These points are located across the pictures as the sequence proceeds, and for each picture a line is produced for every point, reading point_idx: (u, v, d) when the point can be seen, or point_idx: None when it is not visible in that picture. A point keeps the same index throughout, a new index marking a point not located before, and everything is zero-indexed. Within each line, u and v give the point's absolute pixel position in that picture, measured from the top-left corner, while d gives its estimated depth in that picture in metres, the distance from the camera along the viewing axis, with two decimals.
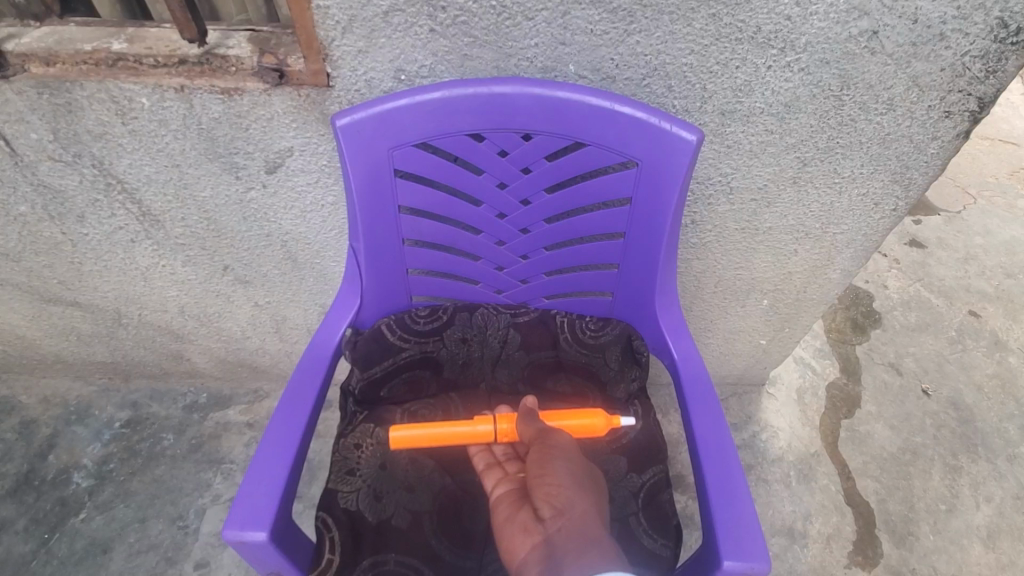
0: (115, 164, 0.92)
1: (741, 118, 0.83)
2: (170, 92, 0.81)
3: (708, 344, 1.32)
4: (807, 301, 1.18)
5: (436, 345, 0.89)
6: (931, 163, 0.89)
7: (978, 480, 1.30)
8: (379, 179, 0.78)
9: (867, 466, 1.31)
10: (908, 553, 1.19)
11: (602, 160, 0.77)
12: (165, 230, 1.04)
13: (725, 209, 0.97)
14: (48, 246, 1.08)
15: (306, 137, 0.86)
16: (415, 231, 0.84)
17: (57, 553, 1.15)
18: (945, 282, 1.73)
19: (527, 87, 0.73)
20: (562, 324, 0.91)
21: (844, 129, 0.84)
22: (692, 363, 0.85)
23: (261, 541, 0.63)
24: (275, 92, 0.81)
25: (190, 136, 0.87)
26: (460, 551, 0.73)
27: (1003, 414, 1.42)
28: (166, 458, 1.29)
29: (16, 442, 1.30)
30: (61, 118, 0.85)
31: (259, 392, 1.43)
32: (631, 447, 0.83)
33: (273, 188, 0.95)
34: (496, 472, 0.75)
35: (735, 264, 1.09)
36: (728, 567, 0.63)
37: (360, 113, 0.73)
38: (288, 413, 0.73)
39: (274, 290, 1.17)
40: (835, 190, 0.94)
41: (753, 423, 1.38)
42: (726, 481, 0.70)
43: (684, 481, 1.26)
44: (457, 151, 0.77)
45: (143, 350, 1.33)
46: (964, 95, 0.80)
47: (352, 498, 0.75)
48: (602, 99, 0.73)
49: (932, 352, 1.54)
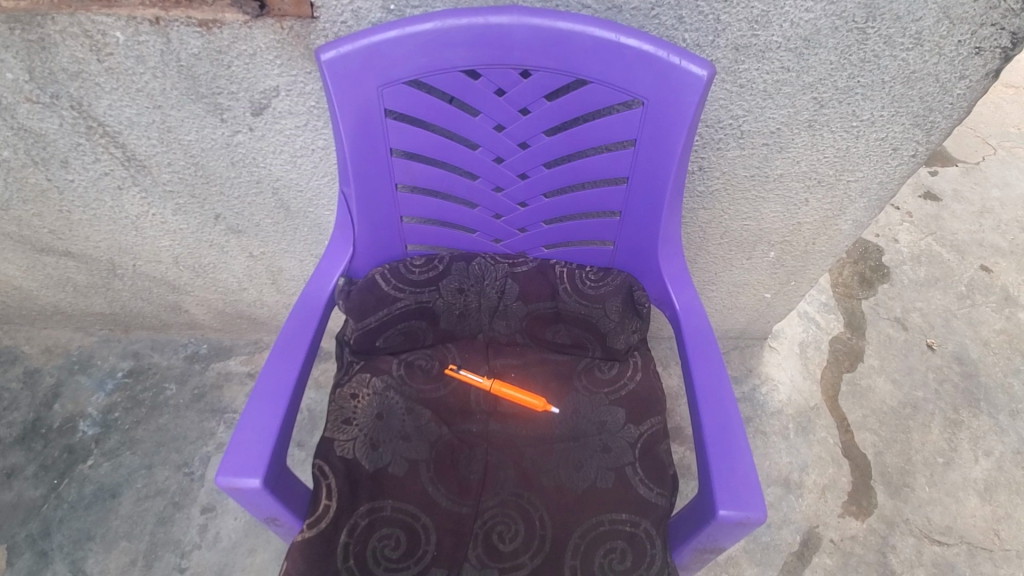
0: (94, 105, 0.87)
1: (756, 53, 0.77)
2: (145, 24, 0.76)
3: (710, 297, 1.30)
4: (816, 254, 1.15)
5: (432, 296, 0.86)
6: (955, 106, 0.83)
7: (978, 435, 1.30)
8: (369, 121, 0.74)
9: (867, 419, 1.31)
10: (902, 504, 1.20)
11: (606, 99, 0.73)
12: (152, 175, 1.00)
13: (735, 154, 0.93)
14: (35, 193, 1.04)
15: (291, 75, 0.82)
16: (409, 176, 0.81)
17: (67, 498, 1.17)
18: (957, 237, 1.68)
19: (525, 17, 0.68)
20: (561, 275, 0.89)
21: (866, 66, 0.79)
22: (694, 315, 0.83)
23: (256, 488, 0.62)
24: (256, 25, 0.75)
25: (170, 74, 0.82)
26: (456, 498, 0.74)
27: (1009, 369, 1.41)
28: (169, 408, 1.30)
29: (21, 391, 1.31)
30: (35, 56, 0.80)
31: (260, 343, 1.43)
32: (630, 398, 0.83)
33: (260, 131, 0.90)
34: (494, 441, 0.80)
35: (743, 214, 1.05)
36: (723, 516, 0.63)
37: (346, 46, 0.68)
38: (282, 363, 0.72)
39: (268, 240, 1.14)
40: (852, 135, 0.89)
41: (754, 376, 1.38)
42: (724, 432, 0.69)
43: (682, 432, 1.27)
44: (452, 89, 0.73)
45: (141, 301, 1.32)
46: (998, 29, 0.74)
47: (348, 447, 0.75)
48: (606, 30, 0.68)
49: (940, 308, 1.52)
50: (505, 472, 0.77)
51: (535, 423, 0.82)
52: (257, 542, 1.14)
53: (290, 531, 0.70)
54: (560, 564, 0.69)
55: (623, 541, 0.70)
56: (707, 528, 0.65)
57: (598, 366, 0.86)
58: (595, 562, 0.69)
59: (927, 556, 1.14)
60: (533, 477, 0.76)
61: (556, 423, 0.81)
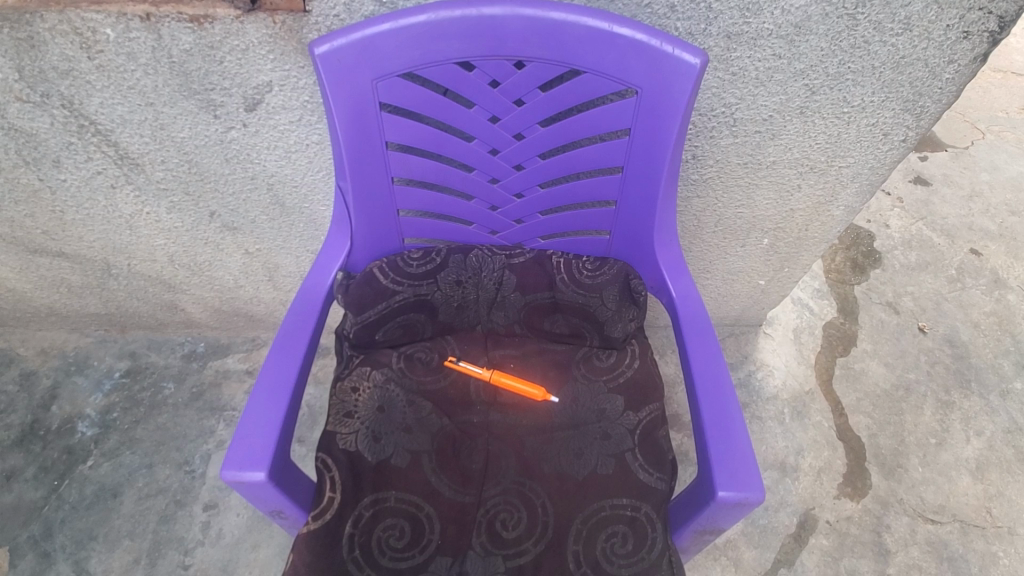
0: (86, 104, 0.87)
1: (748, 41, 0.78)
2: (135, 21, 0.75)
3: (706, 284, 1.31)
4: (808, 240, 1.16)
5: (430, 288, 0.87)
6: (944, 91, 0.84)
7: (970, 415, 1.32)
8: (364, 115, 0.74)
9: (860, 403, 1.33)
10: (896, 484, 1.22)
11: (600, 90, 0.73)
12: (146, 173, 1.00)
13: (728, 142, 0.93)
14: (28, 194, 1.04)
15: (285, 70, 0.82)
16: (405, 169, 0.81)
17: (68, 499, 1.18)
18: (947, 221, 1.70)
19: (518, 9, 0.68)
20: (558, 265, 0.89)
21: (856, 53, 0.80)
22: (690, 302, 0.84)
23: (261, 481, 0.63)
24: (248, 19, 0.75)
25: (162, 70, 0.81)
26: (458, 487, 0.74)
27: (999, 350, 1.43)
28: (168, 407, 1.30)
29: (18, 393, 1.31)
30: (24, 54, 0.79)
31: (257, 340, 1.43)
32: (628, 386, 0.84)
33: (254, 127, 0.90)
34: (494, 432, 0.81)
35: (737, 202, 1.06)
36: (723, 497, 0.64)
37: (340, 40, 0.68)
38: (283, 358, 0.72)
39: (264, 237, 1.14)
40: (844, 121, 0.90)
41: (749, 362, 1.40)
42: (721, 416, 0.70)
43: (679, 419, 1.29)
44: (447, 82, 0.73)
45: (136, 301, 1.32)
46: (985, 13, 0.75)
47: (351, 440, 0.76)
48: (600, 20, 0.68)
49: (931, 291, 1.54)
50: (507, 461, 0.77)
51: (535, 413, 0.83)
52: (260, 537, 1.15)
53: (295, 523, 0.71)
54: (562, 548, 0.70)
55: (625, 525, 0.71)
56: (706, 510, 0.66)
57: (596, 355, 0.87)
58: (598, 547, 0.70)
59: (921, 535, 1.16)
60: (534, 466, 0.77)
61: (556, 412, 0.82)
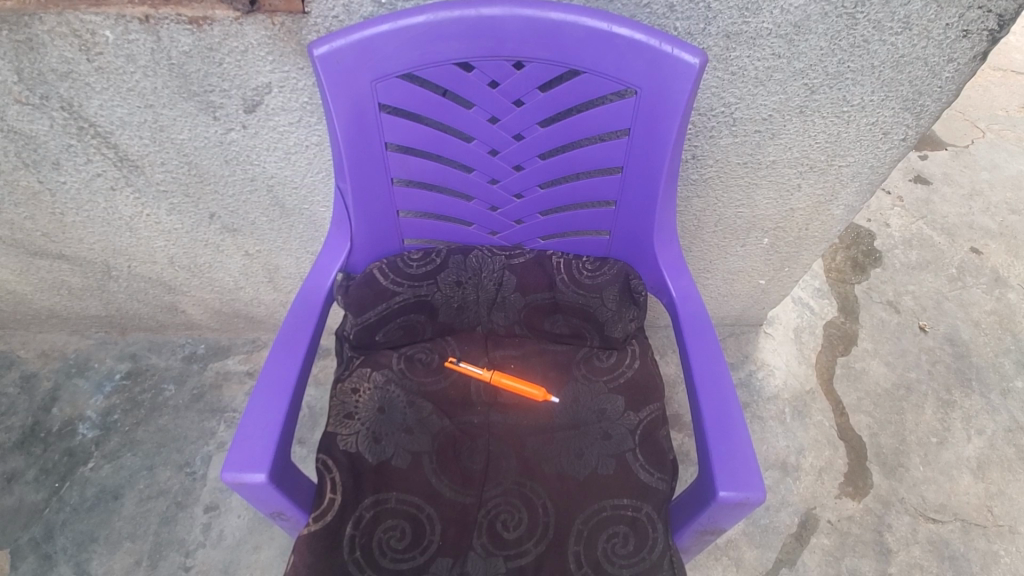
0: (85, 106, 0.87)
1: (747, 40, 0.78)
2: (134, 23, 0.75)
3: (706, 284, 1.31)
4: (808, 239, 1.16)
5: (430, 289, 0.87)
6: (944, 90, 0.84)
7: (971, 414, 1.32)
8: (363, 116, 0.74)
9: (861, 402, 1.33)
10: (897, 483, 1.22)
11: (600, 90, 0.73)
12: (146, 175, 1.00)
13: (728, 142, 0.93)
14: (28, 196, 1.03)
15: (284, 71, 0.82)
16: (404, 170, 0.81)
17: (69, 501, 1.17)
18: (947, 220, 1.70)
19: (517, 10, 0.68)
20: (558, 266, 0.89)
21: (855, 52, 0.80)
22: (690, 301, 0.84)
23: (261, 482, 0.63)
24: (247, 21, 0.75)
25: (161, 72, 0.82)
26: (459, 488, 0.74)
27: (1000, 349, 1.43)
28: (168, 408, 1.30)
29: (18, 395, 1.31)
30: (23, 57, 0.79)
31: (258, 342, 1.43)
32: (629, 386, 0.84)
33: (253, 129, 0.90)
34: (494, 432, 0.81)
35: (737, 202, 1.06)
36: (724, 497, 0.64)
37: (340, 41, 0.68)
38: (283, 360, 0.72)
39: (264, 239, 1.14)
40: (843, 120, 0.90)
41: (750, 362, 1.39)
42: (722, 415, 0.70)
43: (679, 419, 1.29)
44: (446, 82, 0.73)
45: (136, 302, 1.32)
46: (984, 12, 0.74)
47: (351, 441, 0.76)
48: (600, 20, 0.68)
49: (931, 290, 1.54)
50: (507, 462, 0.77)
51: (536, 413, 0.82)
52: (261, 539, 1.15)
53: (296, 524, 0.71)
54: (563, 549, 0.70)
55: (626, 525, 0.71)
56: (706, 510, 0.66)
57: (597, 355, 0.87)
58: (599, 548, 0.70)
59: (922, 534, 1.16)
60: (534, 466, 0.77)
61: (557, 412, 0.82)
